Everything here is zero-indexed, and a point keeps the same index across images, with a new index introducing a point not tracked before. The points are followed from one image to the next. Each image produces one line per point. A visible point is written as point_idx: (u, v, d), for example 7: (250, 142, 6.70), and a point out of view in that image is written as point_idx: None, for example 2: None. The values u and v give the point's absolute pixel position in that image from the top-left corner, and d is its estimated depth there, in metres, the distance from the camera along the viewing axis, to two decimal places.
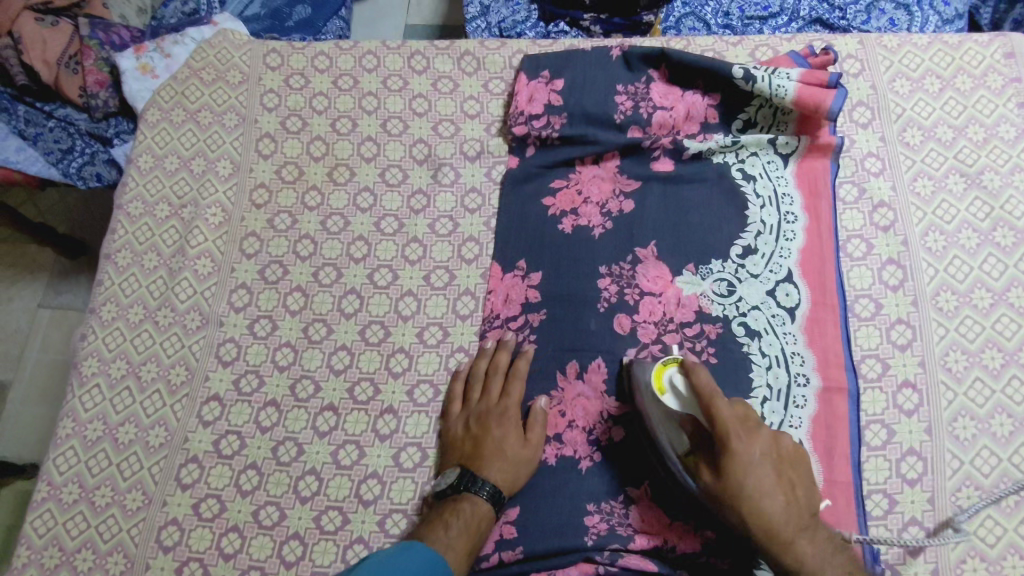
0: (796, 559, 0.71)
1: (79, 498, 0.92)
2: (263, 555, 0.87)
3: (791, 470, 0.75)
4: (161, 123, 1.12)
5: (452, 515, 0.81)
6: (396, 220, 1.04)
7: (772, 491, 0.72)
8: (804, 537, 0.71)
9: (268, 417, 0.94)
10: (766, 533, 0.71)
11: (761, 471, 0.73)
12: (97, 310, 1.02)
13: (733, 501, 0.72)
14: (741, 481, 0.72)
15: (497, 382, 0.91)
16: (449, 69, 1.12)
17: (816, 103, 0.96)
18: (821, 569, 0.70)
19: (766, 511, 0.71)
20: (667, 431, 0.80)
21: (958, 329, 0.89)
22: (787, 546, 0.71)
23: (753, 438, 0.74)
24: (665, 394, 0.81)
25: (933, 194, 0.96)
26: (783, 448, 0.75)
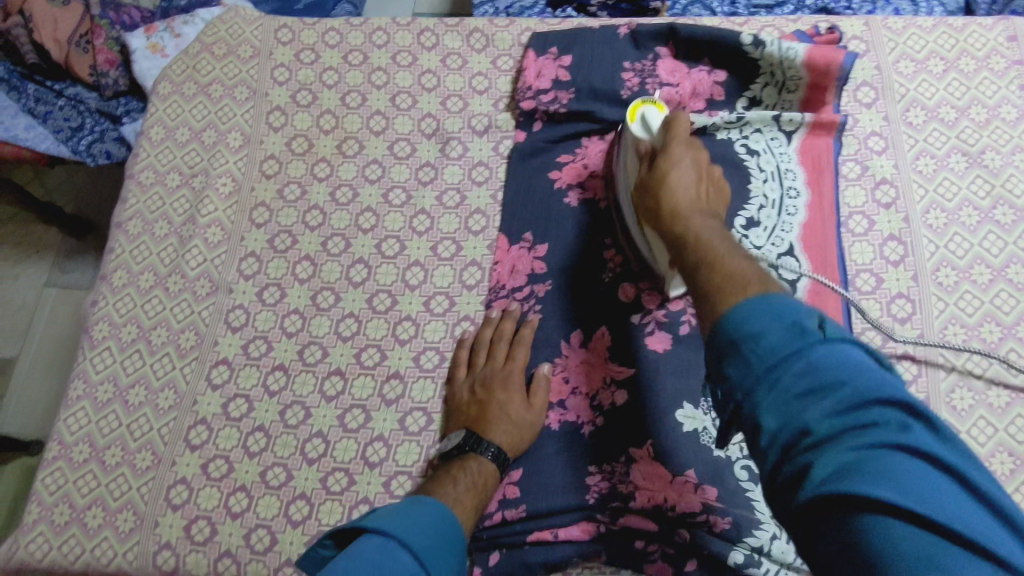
0: (686, 226, 0.68)
1: (90, 457, 0.94)
2: (270, 515, 0.88)
3: (713, 194, 0.74)
4: (173, 96, 1.14)
5: (460, 473, 0.82)
6: (404, 192, 1.05)
7: (687, 184, 0.73)
8: (699, 217, 0.68)
9: (275, 381, 0.96)
10: (663, 201, 0.72)
11: (683, 168, 0.75)
12: (109, 276, 1.04)
13: (655, 182, 0.75)
14: (665, 171, 0.75)
15: (502, 348, 0.92)
16: (458, 46, 1.13)
17: (827, 63, 0.98)
18: (702, 233, 0.65)
19: (675, 191, 0.72)
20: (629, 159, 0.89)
21: (957, 304, 0.91)
22: (676, 215, 0.70)
23: (689, 149, 0.77)
24: (636, 119, 0.87)
25: (935, 172, 0.98)
26: (714, 178, 0.75)
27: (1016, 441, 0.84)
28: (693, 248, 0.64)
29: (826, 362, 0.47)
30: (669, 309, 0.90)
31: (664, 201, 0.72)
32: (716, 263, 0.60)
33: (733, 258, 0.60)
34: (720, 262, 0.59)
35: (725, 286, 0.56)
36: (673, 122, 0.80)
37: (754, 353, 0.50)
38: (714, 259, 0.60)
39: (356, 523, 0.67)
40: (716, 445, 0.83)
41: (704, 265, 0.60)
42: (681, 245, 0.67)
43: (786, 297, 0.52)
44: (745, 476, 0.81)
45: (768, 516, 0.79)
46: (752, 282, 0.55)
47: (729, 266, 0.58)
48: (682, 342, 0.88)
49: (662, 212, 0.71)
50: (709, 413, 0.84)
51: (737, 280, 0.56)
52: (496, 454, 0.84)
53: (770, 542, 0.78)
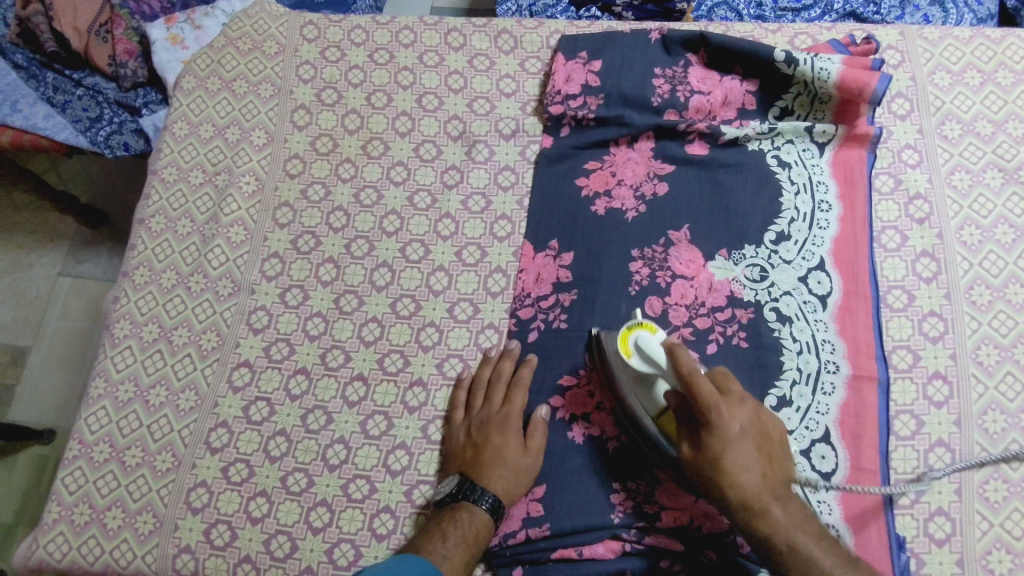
0: (771, 528, 0.70)
1: (110, 457, 0.93)
2: (291, 520, 0.88)
3: (768, 447, 0.73)
4: (196, 91, 1.13)
5: (450, 526, 0.81)
6: (429, 195, 1.04)
7: (751, 465, 0.71)
8: (778, 504, 0.71)
9: (298, 385, 0.95)
10: (736, 494, 0.70)
11: (739, 447, 0.71)
12: (131, 273, 1.03)
13: (710, 466, 0.71)
14: (722, 457, 0.71)
15: (499, 391, 0.90)
16: (486, 47, 1.12)
17: (859, 87, 0.96)
18: (796, 539, 0.69)
19: (743, 480, 0.70)
20: (638, 386, 0.81)
21: (991, 323, 0.89)
22: (760, 511, 0.70)
23: (736, 409, 0.72)
24: (633, 355, 0.78)
25: (970, 188, 0.96)
26: (763, 424, 0.74)
27: None
28: (790, 558, 0.69)
29: None
30: (696, 327, 0.89)
31: (734, 498, 0.71)
32: None
33: (837, 566, 0.68)
34: (819, 573, 0.68)
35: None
36: (694, 377, 0.71)
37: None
38: None
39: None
40: None
41: None
42: (767, 546, 0.70)
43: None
44: None
45: None
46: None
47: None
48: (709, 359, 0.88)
49: (734, 511, 0.71)
50: None
51: None
52: (493, 504, 0.82)
53: None
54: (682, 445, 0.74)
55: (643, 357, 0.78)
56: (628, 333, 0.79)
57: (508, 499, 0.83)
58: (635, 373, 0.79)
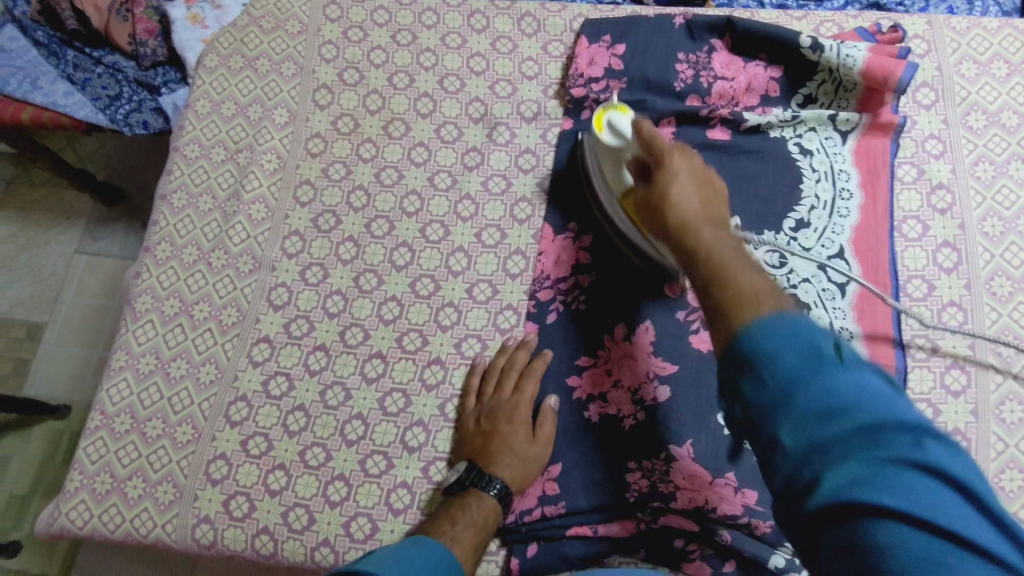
0: (696, 241, 0.63)
1: (131, 428, 0.95)
2: (308, 494, 0.89)
3: (713, 193, 0.69)
4: (219, 69, 1.13)
5: (460, 510, 0.81)
6: (449, 176, 1.04)
7: (687, 187, 0.68)
8: (710, 228, 0.64)
9: (317, 361, 0.96)
10: (670, 211, 0.67)
11: (683, 183, 0.69)
12: (152, 247, 1.04)
13: (653, 203, 0.70)
14: (662, 183, 0.69)
15: (510, 379, 0.90)
16: (509, 29, 1.12)
17: (885, 75, 0.96)
18: (716, 252, 0.61)
19: (679, 198, 0.67)
20: (613, 166, 0.86)
21: (1011, 315, 0.89)
22: (686, 228, 0.65)
23: (680, 161, 0.71)
24: (604, 127, 0.85)
25: (993, 179, 0.96)
26: (710, 177, 0.70)
27: None
28: (700, 274, 0.60)
29: (842, 387, 0.47)
30: None
31: (668, 216, 0.67)
32: (732, 286, 0.57)
33: (751, 276, 0.58)
34: (731, 278, 0.57)
35: (744, 306, 0.54)
36: (647, 132, 0.75)
37: (766, 374, 0.50)
38: (728, 281, 0.57)
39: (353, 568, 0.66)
40: None
41: (718, 285, 0.58)
42: (689, 262, 0.63)
43: (801, 317, 0.52)
44: None
45: None
46: (776, 298, 0.54)
47: (746, 284, 0.56)
48: None
49: (668, 229, 0.66)
50: None
51: (756, 300, 0.54)
52: (502, 491, 0.83)
53: None
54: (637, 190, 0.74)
55: (613, 130, 0.85)
56: (601, 112, 0.86)
57: (516, 487, 0.84)
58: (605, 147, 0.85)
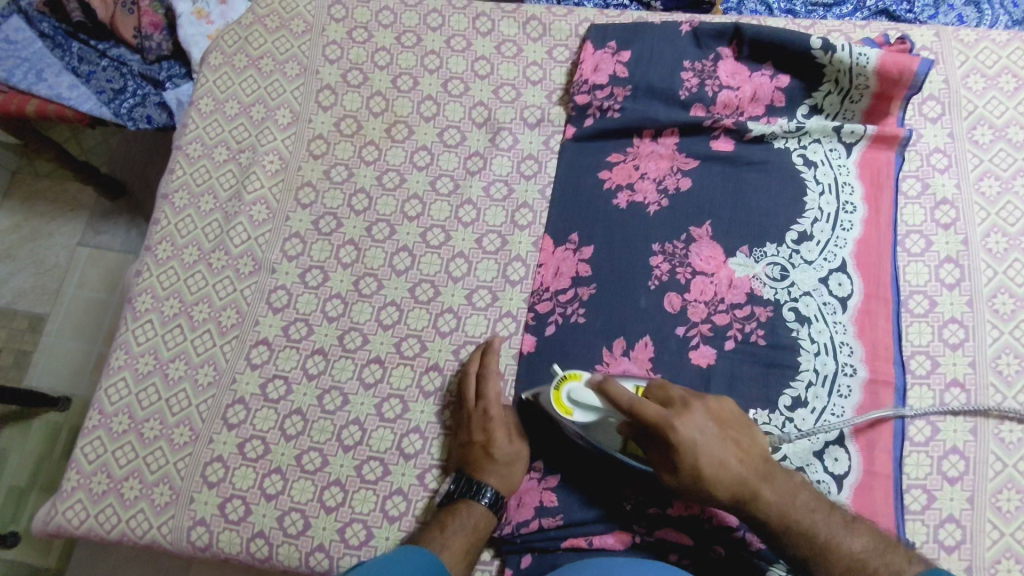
0: (766, 507, 0.73)
1: (128, 429, 0.95)
2: (304, 499, 0.89)
3: (734, 426, 0.77)
4: (223, 68, 1.13)
5: (450, 519, 0.83)
6: (451, 180, 1.04)
7: (719, 444, 0.74)
8: (768, 485, 0.74)
9: (315, 365, 0.96)
10: (733, 490, 0.74)
11: (710, 445, 0.74)
12: (154, 247, 1.04)
13: (702, 481, 0.74)
14: (700, 460, 0.73)
15: (472, 388, 0.89)
16: (515, 33, 1.11)
17: (900, 70, 0.95)
18: (788, 509, 0.73)
19: (726, 467, 0.74)
20: (603, 437, 0.82)
21: (1013, 333, 0.89)
22: (755, 497, 0.74)
23: (688, 419, 0.74)
24: (575, 412, 0.81)
25: (998, 195, 0.95)
26: (721, 407, 0.77)
27: None
28: (788, 532, 0.73)
29: None
30: (714, 323, 0.90)
31: (717, 490, 0.74)
32: (825, 550, 0.71)
33: (848, 532, 0.72)
34: (828, 542, 0.71)
35: (864, 573, 0.69)
36: (639, 404, 0.74)
37: None
38: (826, 547, 0.71)
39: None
40: None
41: (822, 552, 0.71)
42: (762, 523, 0.74)
43: (942, 574, 0.67)
44: None
45: None
46: (886, 560, 0.70)
47: (850, 548, 0.71)
48: (726, 356, 0.89)
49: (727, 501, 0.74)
50: None
51: (862, 563, 0.70)
52: (491, 497, 0.84)
53: None
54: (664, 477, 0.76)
55: (584, 408, 0.80)
56: (558, 392, 0.82)
57: (507, 490, 0.85)
58: (585, 428, 0.81)
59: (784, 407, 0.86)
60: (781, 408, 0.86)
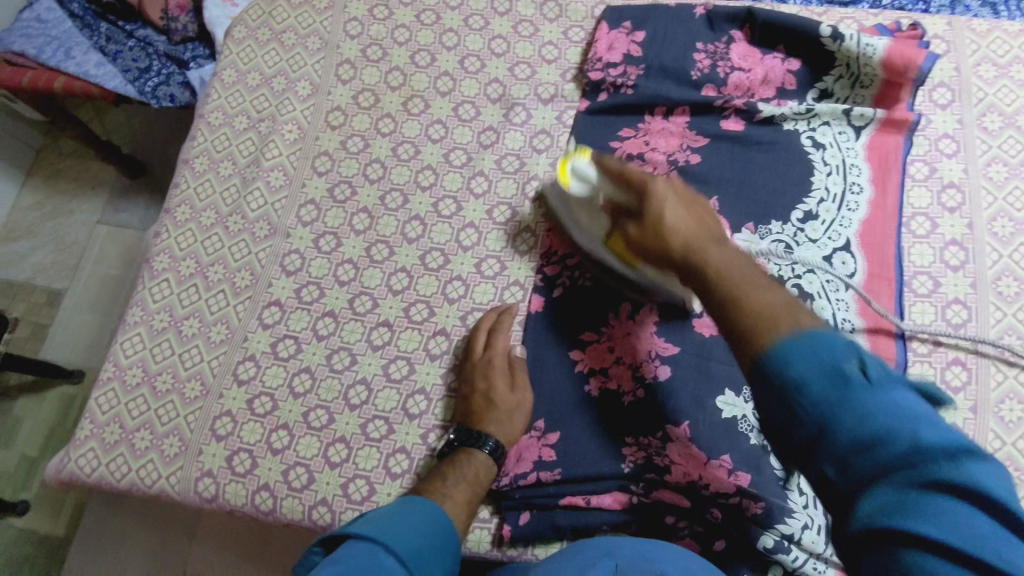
0: (704, 260, 0.63)
1: (141, 382, 0.97)
2: (309, 454, 0.91)
3: (702, 211, 0.71)
4: (247, 41, 1.17)
5: (452, 468, 0.84)
6: (464, 153, 1.06)
7: (681, 212, 0.69)
8: (697, 228, 0.67)
9: (325, 326, 0.98)
10: (652, 216, 0.70)
11: (661, 181, 0.73)
12: (173, 210, 1.07)
13: (650, 229, 0.70)
14: (654, 215, 0.70)
15: (480, 340, 0.93)
16: (531, 13, 1.14)
17: (905, 63, 0.96)
18: (701, 245, 0.65)
19: (675, 225, 0.68)
20: (590, 215, 0.88)
21: (1016, 314, 0.89)
22: (670, 227, 0.68)
23: (660, 179, 0.74)
24: (570, 176, 0.88)
25: (1006, 180, 0.95)
26: (692, 196, 0.73)
27: None
28: (691, 263, 0.64)
29: (890, 405, 0.45)
30: None
31: (648, 214, 0.71)
32: (725, 279, 0.59)
33: (764, 291, 0.56)
34: (725, 275, 0.60)
35: (772, 321, 0.52)
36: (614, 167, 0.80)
37: (804, 403, 0.47)
38: (726, 275, 0.59)
39: (343, 530, 0.69)
40: (753, 434, 0.84)
41: (718, 282, 0.60)
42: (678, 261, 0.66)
43: (831, 331, 0.50)
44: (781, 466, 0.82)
45: (801, 506, 0.81)
46: (785, 312, 0.52)
47: (759, 299, 0.55)
48: None
49: (647, 235, 0.70)
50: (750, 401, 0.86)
51: (764, 296, 0.55)
52: (493, 446, 0.85)
53: (801, 530, 0.80)
54: (625, 229, 0.75)
55: (579, 180, 0.87)
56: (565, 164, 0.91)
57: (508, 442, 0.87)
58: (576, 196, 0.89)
59: None
60: None
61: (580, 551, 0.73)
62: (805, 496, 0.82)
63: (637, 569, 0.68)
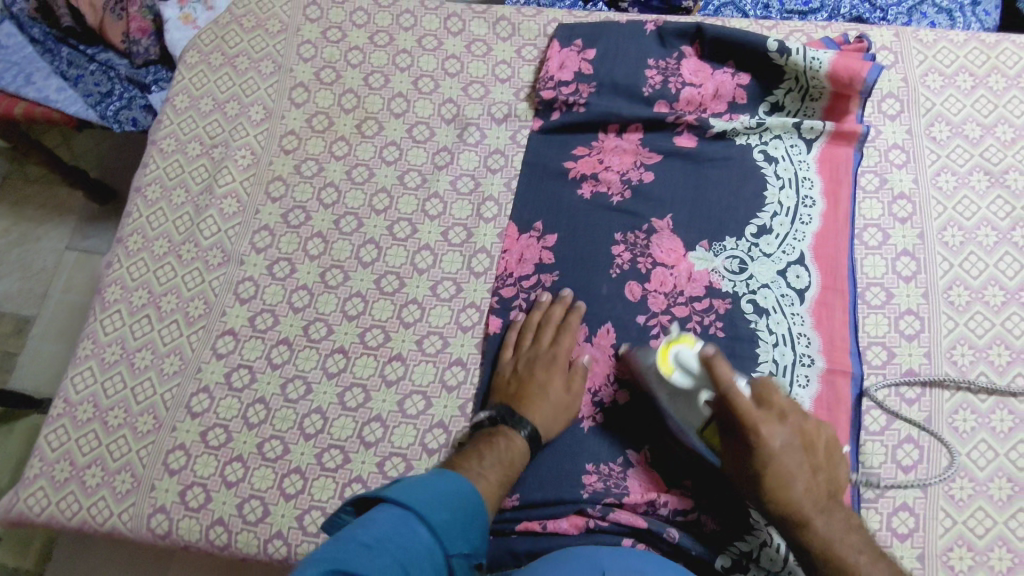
0: (809, 538, 0.72)
1: (93, 417, 0.96)
2: (264, 486, 0.90)
3: (816, 458, 0.75)
4: (199, 65, 1.15)
5: (491, 447, 0.82)
6: (419, 175, 1.05)
7: (798, 473, 0.73)
8: (810, 496, 0.73)
9: (279, 354, 0.97)
10: (769, 475, 0.73)
11: (778, 426, 0.74)
12: (124, 239, 1.05)
13: (756, 480, 0.74)
14: (769, 470, 0.73)
15: (548, 333, 0.91)
16: (484, 32, 1.13)
17: (851, 76, 0.97)
18: (812, 513, 0.72)
19: (791, 490, 0.72)
20: (680, 403, 0.83)
21: (967, 324, 0.89)
22: (787, 491, 0.72)
23: (773, 423, 0.73)
24: (669, 361, 0.83)
25: (955, 190, 0.96)
26: (808, 434, 0.75)
27: (1015, 466, 0.83)
28: (816, 558, 0.71)
29: None
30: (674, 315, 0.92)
31: (764, 476, 0.73)
32: (832, 549, 0.71)
33: None
34: (837, 555, 0.70)
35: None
36: (732, 386, 0.73)
37: None
38: (833, 548, 0.71)
39: (377, 494, 0.70)
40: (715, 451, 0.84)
41: (824, 552, 0.71)
42: (790, 524, 0.73)
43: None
44: None
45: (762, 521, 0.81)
46: None
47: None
48: None
49: (762, 485, 0.73)
50: None
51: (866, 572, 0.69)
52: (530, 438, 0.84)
53: (760, 548, 0.80)
54: (728, 454, 0.77)
55: (681, 366, 0.82)
56: (666, 349, 0.83)
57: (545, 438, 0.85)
58: (673, 386, 0.83)
59: None
60: None
61: (565, 554, 0.76)
62: None
63: (622, 570, 0.71)
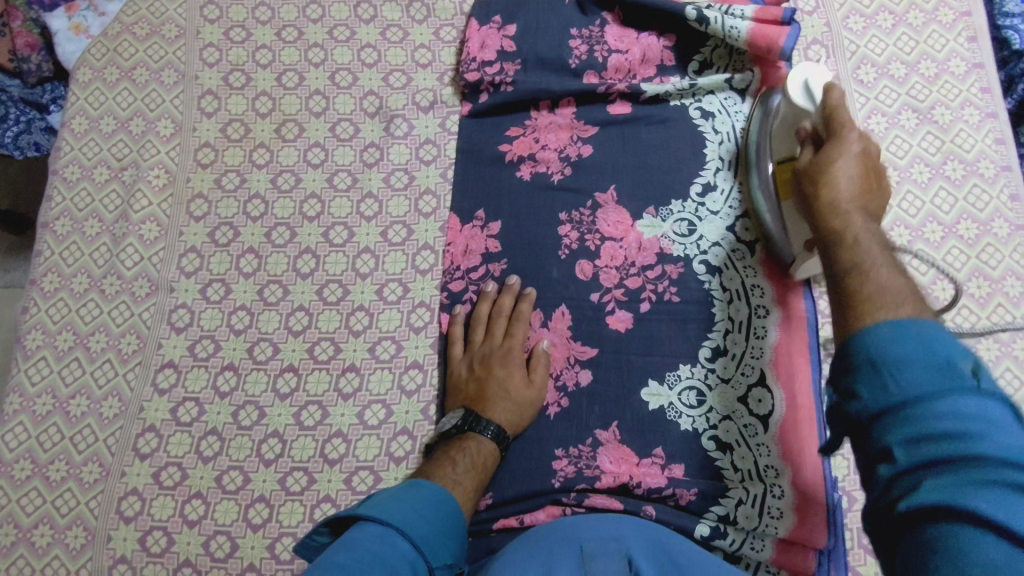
0: (836, 228, 0.57)
1: (32, 474, 0.89)
2: (228, 520, 0.86)
3: (881, 185, 0.62)
4: (94, 83, 1.07)
5: (458, 453, 0.81)
6: (349, 175, 1.01)
7: (852, 178, 0.61)
8: (860, 217, 0.58)
9: (226, 382, 0.92)
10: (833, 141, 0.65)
11: (870, 141, 0.65)
12: (38, 280, 0.98)
13: (813, 165, 0.64)
14: (827, 160, 0.63)
15: (500, 325, 0.89)
16: (398, 17, 1.08)
17: (769, 44, 0.95)
18: (849, 207, 0.59)
19: (837, 183, 0.61)
20: (785, 139, 0.86)
21: (911, 262, 0.91)
22: (844, 148, 0.64)
23: (866, 136, 0.65)
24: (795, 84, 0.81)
25: (886, 131, 0.97)
26: (885, 171, 0.64)
27: None
28: (824, 215, 0.59)
29: (971, 408, 0.43)
30: (627, 287, 0.90)
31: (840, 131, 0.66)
32: (867, 271, 0.53)
33: (885, 270, 0.52)
34: (856, 256, 0.54)
35: (869, 305, 0.50)
36: (835, 103, 0.71)
37: (887, 380, 0.45)
38: (864, 265, 0.53)
39: (352, 513, 0.67)
40: (683, 418, 0.84)
41: (831, 221, 0.58)
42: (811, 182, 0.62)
43: (937, 326, 0.47)
44: (713, 446, 0.83)
45: (737, 482, 0.81)
46: (901, 302, 0.49)
47: (880, 289, 0.51)
48: (643, 318, 0.89)
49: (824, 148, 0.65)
50: (675, 387, 0.86)
51: (889, 300, 0.50)
52: (497, 437, 0.82)
53: (737, 508, 0.80)
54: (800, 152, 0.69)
55: (806, 95, 0.80)
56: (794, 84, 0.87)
57: (512, 432, 0.84)
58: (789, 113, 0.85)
59: (704, 359, 0.87)
60: (702, 360, 0.87)
61: (536, 535, 0.74)
62: (741, 471, 0.82)
63: (601, 539, 0.70)
